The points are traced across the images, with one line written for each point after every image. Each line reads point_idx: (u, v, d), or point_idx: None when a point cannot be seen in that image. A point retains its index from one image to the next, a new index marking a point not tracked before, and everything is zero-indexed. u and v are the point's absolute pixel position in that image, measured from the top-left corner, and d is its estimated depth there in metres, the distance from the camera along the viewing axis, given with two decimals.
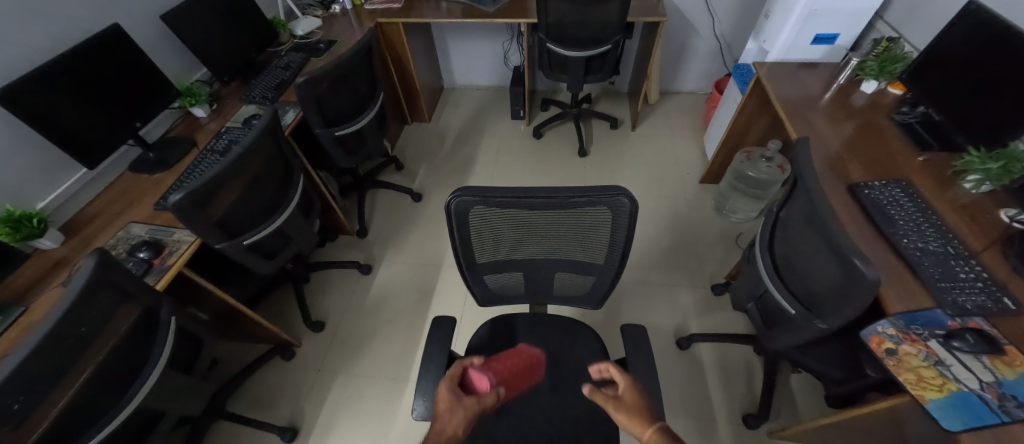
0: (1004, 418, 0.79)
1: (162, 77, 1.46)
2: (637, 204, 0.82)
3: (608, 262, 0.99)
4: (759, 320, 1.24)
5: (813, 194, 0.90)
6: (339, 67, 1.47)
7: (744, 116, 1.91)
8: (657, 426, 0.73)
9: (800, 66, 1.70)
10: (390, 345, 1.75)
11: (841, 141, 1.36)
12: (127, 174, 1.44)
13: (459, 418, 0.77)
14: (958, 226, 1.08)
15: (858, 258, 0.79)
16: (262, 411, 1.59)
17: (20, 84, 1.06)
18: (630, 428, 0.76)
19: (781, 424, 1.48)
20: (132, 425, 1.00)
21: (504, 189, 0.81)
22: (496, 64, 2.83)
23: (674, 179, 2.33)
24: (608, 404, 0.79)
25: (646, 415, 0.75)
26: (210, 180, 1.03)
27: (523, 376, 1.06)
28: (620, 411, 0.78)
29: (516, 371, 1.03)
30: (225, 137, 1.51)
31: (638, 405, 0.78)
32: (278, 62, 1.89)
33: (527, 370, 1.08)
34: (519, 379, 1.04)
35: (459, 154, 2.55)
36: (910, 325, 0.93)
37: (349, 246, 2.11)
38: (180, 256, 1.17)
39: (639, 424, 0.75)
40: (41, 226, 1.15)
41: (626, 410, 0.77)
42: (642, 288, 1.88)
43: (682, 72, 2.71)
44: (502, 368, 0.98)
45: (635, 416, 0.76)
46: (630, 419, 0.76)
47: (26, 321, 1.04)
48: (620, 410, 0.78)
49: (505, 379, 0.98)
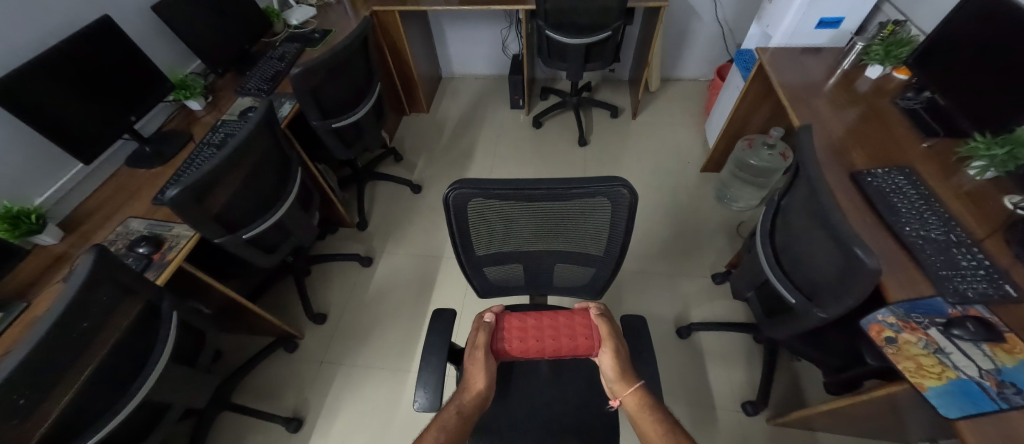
0: (1001, 405, 0.79)
1: (156, 70, 1.44)
2: (637, 196, 0.81)
3: (606, 253, 0.99)
4: (758, 309, 1.25)
5: (814, 183, 0.89)
6: (335, 57, 1.45)
7: (746, 103, 1.88)
8: (640, 387, 0.86)
9: (804, 51, 1.67)
10: (391, 338, 1.75)
11: (845, 128, 1.34)
12: (124, 169, 1.43)
13: (480, 366, 0.90)
14: (961, 213, 1.07)
15: (860, 247, 0.78)
16: (267, 402, 1.61)
17: (20, 83, 1.06)
18: (614, 374, 0.88)
19: (781, 411, 1.50)
20: (138, 418, 1.02)
21: (502, 181, 0.80)
22: (495, 52, 2.79)
23: (675, 167, 2.31)
24: (606, 341, 0.90)
25: (633, 375, 0.88)
26: (206, 174, 1.02)
27: (560, 338, 0.89)
28: (615, 358, 0.89)
29: (546, 325, 0.91)
30: (220, 129, 1.50)
31: (625, 361, 0.90)
32: (272, 53, 1.86)
33: (561, 328, 0.91)
34: (545, 338, 0.89)
35: (458, 145, 2.53)
36: (910, 313, 0.93)
37: (349, 239, 2.12)
38: (180, 251, 1.17)
39: (624, 381, 0.87)
40: (40, 222, 1.15)
41: (618, 360, 0.89)
42: (642, 278, 1.88)
43: (684, 58, 2.67)
44: (532, 321, 0.93)
45: (624, 371, 0.88)
46: (619, 370, 0.88)
47: (28, 318, 1.04)
48: (613, 354, 0.89)
49: (534, 330, 0.91)
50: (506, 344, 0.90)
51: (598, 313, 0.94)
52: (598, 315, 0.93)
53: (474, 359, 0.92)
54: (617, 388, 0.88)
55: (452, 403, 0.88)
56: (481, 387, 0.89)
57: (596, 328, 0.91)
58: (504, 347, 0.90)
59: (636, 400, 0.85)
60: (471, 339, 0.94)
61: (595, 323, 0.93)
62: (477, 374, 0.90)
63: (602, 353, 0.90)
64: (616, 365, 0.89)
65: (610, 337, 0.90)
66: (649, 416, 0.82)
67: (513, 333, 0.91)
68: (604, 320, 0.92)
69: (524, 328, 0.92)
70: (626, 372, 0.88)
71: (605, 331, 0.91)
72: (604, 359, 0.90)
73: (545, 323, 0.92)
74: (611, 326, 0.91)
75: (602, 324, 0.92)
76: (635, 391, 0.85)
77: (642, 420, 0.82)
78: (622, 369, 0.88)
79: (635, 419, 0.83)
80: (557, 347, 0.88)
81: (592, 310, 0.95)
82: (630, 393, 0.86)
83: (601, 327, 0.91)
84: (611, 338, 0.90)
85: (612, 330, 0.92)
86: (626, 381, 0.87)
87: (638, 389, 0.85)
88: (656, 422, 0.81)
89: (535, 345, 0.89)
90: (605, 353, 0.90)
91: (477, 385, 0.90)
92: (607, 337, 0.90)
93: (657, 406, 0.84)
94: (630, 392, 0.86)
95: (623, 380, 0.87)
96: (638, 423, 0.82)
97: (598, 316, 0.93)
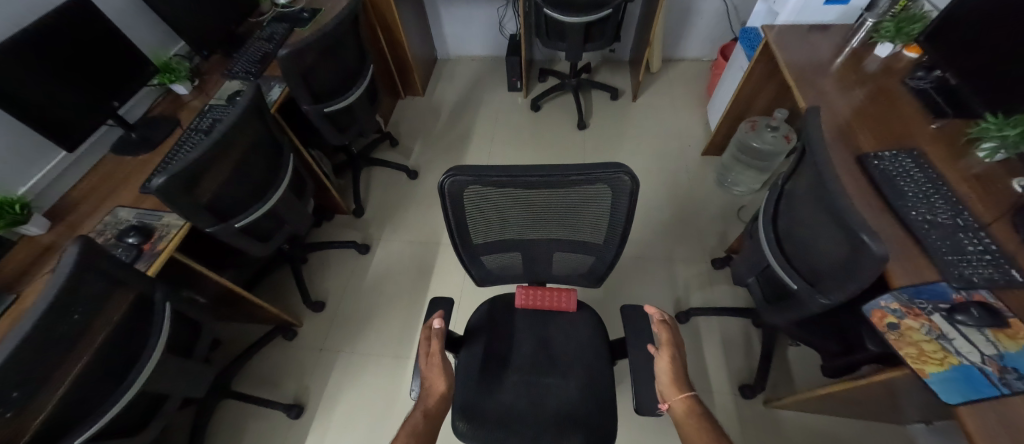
0: (1003, 390, 0.78)
1: (138, 52, 1.39)
2: (638, 183, 0.78)
3: (607, 242, 0.96)
4: (759, 295, 1.24)
5: (821, 167, 0.86)
6: (324, 38, 1.39)
7: (750, 84, 1.83)
8: (691, 395, 0.85)
9: (811, 28, 1.61)
10: (390, 325, 1.75)
11: (852, 109, 1.30)
12: (110, 156, 1.40)
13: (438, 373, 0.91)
14: (968, 196, 1.05)
15: (867, 233, 0.76)
16: (267, 389, 1.62)
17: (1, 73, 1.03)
18: (667, 379, 0.88)
19: (778, 394, 1.51)
20: (136, 409, 1.01)
21: (500, 168, 0.78)
22: (492, 33, 2.71)
23: (675, 151, 2.28)
24: (666, 345, 0.91)
25: (687, 383, 0.87)
26: (192, 162, 0.99)
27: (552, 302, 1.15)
28: (671, 363, 0.89)
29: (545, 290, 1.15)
30: (208, 114, 1.46)
31: (681, 368, 0.90)
32: (259, 34, 1.80)
33: (554, 294, 1.15)
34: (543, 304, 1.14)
35: (455, 129, 2.48)
36: (914, 299, 0.91)
37: (345, 226, 2.09)
38: (171, 240, 1.15)
39: (677, 386, 0.87)
40: (25, 212, 1.12)
41: (674, 367, 0.89)
42: (641, 263, 1.87)
43: (686, 37, 2.60)
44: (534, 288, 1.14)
45: (677, 377, 0.88)
46: (673, 376, 0.88)
47: (17, 310, 1.03)
48: (670, 359, 0.89)
49: (536, 294, 1.14)
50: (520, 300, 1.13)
51: (660, 320, 0.95)
52: (661, 322, 0.95)
53: (430, 365, 0.92)
54: (666, 392, 0.88)
55: (418, 407, 0.87)
56: (443, 388, 0.89)
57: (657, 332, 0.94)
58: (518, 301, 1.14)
59: (685, 407, 0.85)
60: (423, 348, 0.95)
61: (660, 332, 0.94)
62: (437, 377, 0.90)
63: (660, 358, 0.91)
64: (672, 371, 0.89)
65: (671, 346, 0.91)
66: (700, 426, 0.82)
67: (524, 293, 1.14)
68: (666, 326, 0.94)
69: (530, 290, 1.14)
70: (681, 379, 0.88)
71: (667, 339, 0.92)
72: (661, 364, 0.90)
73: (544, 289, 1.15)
74: (674, 335, 0.93)
75: (665, 332, 0.93)
76: (686, 398, 0.85)
77: (692, 428, 0.82)
78: (677, 376, 0.88)
79: (682, 425, 0.84)
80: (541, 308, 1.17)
81: (655, 316, 0.97)
82: (679, 402, 0.85)
83: (663, 335, 0.93)
84: (672, 346, 0.91)
85: (673, 339, 0.92)
86: (675, 388, 0.87)
87: (692, 398, 0.85)
88: (704, 431, 0.81)
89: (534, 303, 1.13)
90: (663, 357, 0.90)
91: (439, 388, 0.89)
92: (667, 345, 0.91)
93: (706, 415, 0.84)
94: (680, 400, 0.85)
95: (674, 385, 0.87)
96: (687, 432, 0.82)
97: (661, 324, 0.94)
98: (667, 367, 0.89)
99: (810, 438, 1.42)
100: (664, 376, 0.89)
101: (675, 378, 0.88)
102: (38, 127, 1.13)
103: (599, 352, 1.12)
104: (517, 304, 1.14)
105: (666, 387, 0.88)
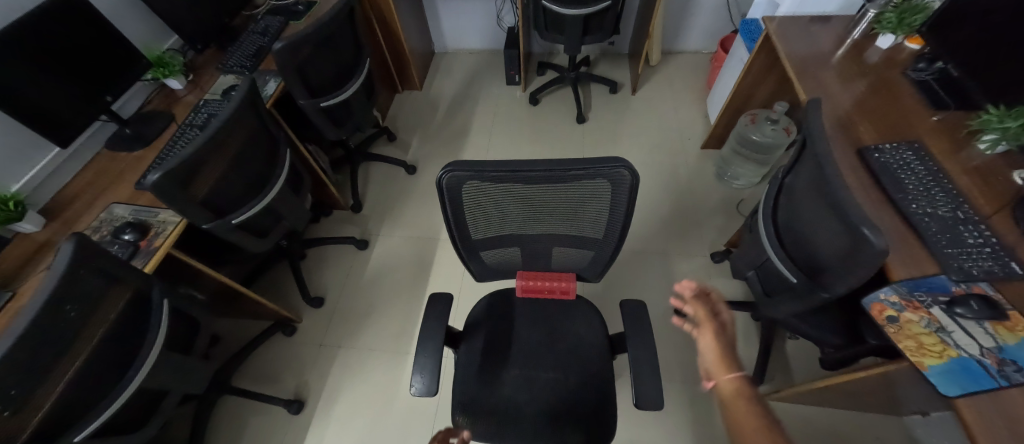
0: (1001, 382, 0.79)
1: (127, 43, 1.36)
2: (638, 177, 0.77)
3: (606, 237, 0.96)
4: (759, 288, 1.24)
5: (822, 161, 0.85)
6: (319, 31, 1.38)
7: (750, 77, 1.81)
8: (740, 375, 0.80)
9: (812, 20, 1.59)
10: (390, 321, 1.75)
11: (852, 102, 1.29)
12: (105, 152, 1.38)
13: None
14: (968, 188, 1.05)
15: (867, 227, 0.75)
16: (267, 385, 1.62)
17: None
18: (714, 357, 0.83)
19: (776, 387, 1.51)
20: (136, 405, 1.01)
21: (498, 163, 0.77)
22: (489, 25, 2.68)
23: (674, 144, 2.27)
24: (707, 322, 0.87)
25: (737, 362, 0.82)
26: (188, 158, 0.98)
27: (553, 282, 1.13)
28: (716, 340, 0.85)
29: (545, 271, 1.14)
30: (203, 109, 1.44)
31: (727, 347, 0.85)
32: (254, 27, 1.77)
33: (554, 274, 1.14)
34: (543, 274, 1.14)
35: (453, 123, 2.47)
36: (913, 292, 0.91)
37: (343, 222, 2.08)
38: (167, 237, 1.14)
39: (724, 365, 0.82)
40: (19, 209, 1.11)
41: (719, 345, 0.84)
42: (640, 258, 1.87)
43: (685, 30, 2.58)
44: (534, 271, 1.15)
45: (725, 356, 0.83)
46: (720, 354, 0.83)
47: (13, 308, 1.02)
48: (714, 336, 0.85)
49: (536, 275, 1.14)
50: (521, 282, 1.13)
51: (700, 297, 0.89)
52: (698, 296, 0.89)
53: None
54: (713, 371, 0.83)
55: None
56: None
57: (693, 307, 0.88)
58: (519, 283, 1.14)
59: (734, 387, 0.80)
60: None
61: (700, 309, 0.88)
62: None
63: (702, 336, 0.87)
64: (718, 350, 0.84)
65: (714, 325, 0.86)
66: (751, 408, 0.77)
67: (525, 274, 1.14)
68: (702, 301, 0.89)
69: (529, 272, 1.14)
70: (730, 358, 0.83)
71: (706, 316, 0.87)
72: (705, 342, 0.86)
73: (544, 271, 1.15)
74: (718, 309, 0.88)
75: (705, 307, 0.88)
76: (734, 377, 0.80)
77: (742, 411, 0.77)
78: (726, 355, 0.83)
79: (729, 405, 0.79)
80: (552, 290, 1.14)
81: (689, 290, 0.90)
82: (728, 382, 0.80)
83: (701, 310, 0.88)
84: (715, 324, 0.86)
85: (716, 315, 0.88)
86: (724, 365, 0.82)
87: (741, 377, 0.80)
88: (754, 413, 0.76)
89: (536, 282, 1.13)
90: (710, 333, 0.86)
91: None
92: (707, 323, 0.87)
93: (757, 398, 0.78)
94: (728, 379, 0.80)
95: (722, 363, 0.82)
96: (736, 415, 0.78)
97: (698, 298, 0.89)
98: (714, 346, 0.84)
99: (808, 430, 1.43)
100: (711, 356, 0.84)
101: (723, 357, 0.83)
102: (30, 123, 1.11)
103: (598, 347, 1.12)
104: (518, 288, 1.14)
105: (714, 365, 0.83)
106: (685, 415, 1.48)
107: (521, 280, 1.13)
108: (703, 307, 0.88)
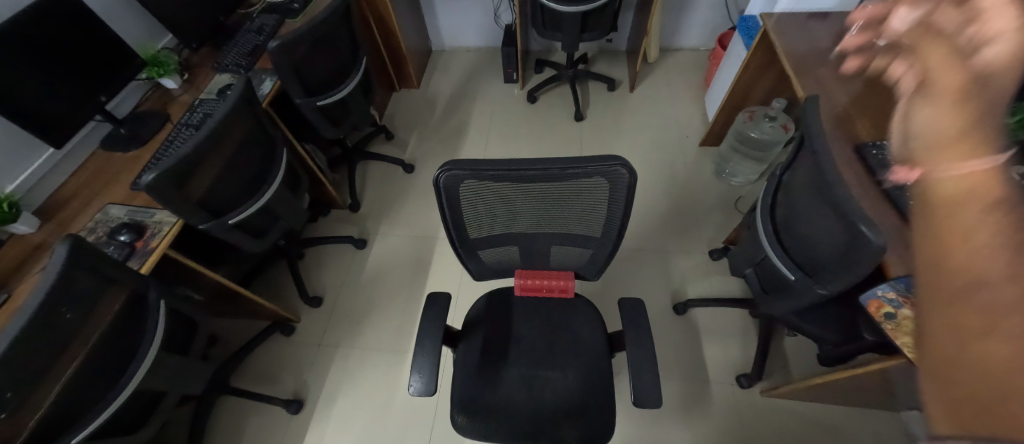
0: None
1: (123, 44, 1.35)
2: (636, 175, 0.77)
3: (604, 236, 0.96)
4: (757, 286, 1.24)
5: (821, 158, 0.85)
6: (315, 29, 1.37)
7: (748, 74, 1.81)
8: (1002, 159, 0.34)
9: (810, 16, 1.59)
10: (389, 320, 1.75)
11: (850, 98, 1.29)
12: (100, 152, 1.37)
13: None
14: None
15: (865, 224, 0.75)
16: (266, 385, 1.62)
17: None
18: (947, 119, 0.38)
19: (774, 383, 1.52)
20: (133, 407, 1.01)
21: (496, 162, 0.77)
22: (487, 23, 2.67)
23: (673, 142, 2.26)
24: (960, 72, 0.37)
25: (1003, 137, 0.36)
26: (183, 158, 0.97)
27: (552, 281, 1.14)
28: (960, 103, 0.37)
29: (544, 271, 1.15)
30: (198, 109, 1.43)
31: (981, 111, 0.37)
32: (249, 26, 1.76)
33: (553, 273, 1.15)
34: (542, 273, 1.15)
35: (451, 121, 2.46)
36: (910, 288, 0.91)
37: (342, 221, 2.08)
38: (163, 238, 1.13)
39: (968, 141, 0.36)
40: (13, 210, 1.11)
41: (965, 104, 0.37)
42: (639, 255, 1.87)
43: (684, 27, 2.57)
44: (533, 270, 1.15)
45: (971, 123, 0.37)
46: (964, 125, 0.37)
47: (8, 310, 1.01)
48: (957, 93, 0.37)
49: (535, 274, 1.14)
50: (521, 282, 1.14)
51: None
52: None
53: None
54: (925, 160, 0.38)
55: None
56: None
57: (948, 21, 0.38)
58: (518, 283, 1.14)
59: (993, 202, 0.34)
60: None
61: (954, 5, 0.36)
62: None
63: (924, 84, 0.39)
64: (953, 101, 0.37)
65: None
66: (950, 222, 0.36)
67: (524, 274, 1.14)
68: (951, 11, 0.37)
69: (529, 272, 1.15)
70: (985, 122, 0.37)
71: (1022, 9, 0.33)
72: (920, 90, 0.39)
73: (543, 270, 1.15)
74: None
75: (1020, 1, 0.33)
76: (982, 163, 0.34)
77: (930, 240, 0.38)
78: (966, 115, 0.37)
79: (938, 225, 0.37)
80: (551, 289, 1.15)
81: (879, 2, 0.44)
82: (971, 164, 0.35)
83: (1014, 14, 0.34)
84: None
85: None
86: (960, 139, 0.37)
87: (991, 160, 0.34)
88: (1005, 232, 0.33)
89: (535, 281, 1.14)
90: (935, 90, 0.38)
91: None
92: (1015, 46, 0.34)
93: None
94: (969, 161, 0.35)
95: (969, 133, 0.37)
96: (921, 248, 0.39)
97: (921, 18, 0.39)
98: (950, 94, 0.37)
99: (806, 427, 1.43)
100: (918, 114, 0.39)
101: (965, 109, 0.37)
102: (24, 124, 1.10)
103: (597, 345, 1.12)
104: (517, 288, 1.15)
105: (948, 123, 0.38)
106: (684, 412, 1.49)
107: (520, 280, 1.14)
108: (908, 29, 0.40)
